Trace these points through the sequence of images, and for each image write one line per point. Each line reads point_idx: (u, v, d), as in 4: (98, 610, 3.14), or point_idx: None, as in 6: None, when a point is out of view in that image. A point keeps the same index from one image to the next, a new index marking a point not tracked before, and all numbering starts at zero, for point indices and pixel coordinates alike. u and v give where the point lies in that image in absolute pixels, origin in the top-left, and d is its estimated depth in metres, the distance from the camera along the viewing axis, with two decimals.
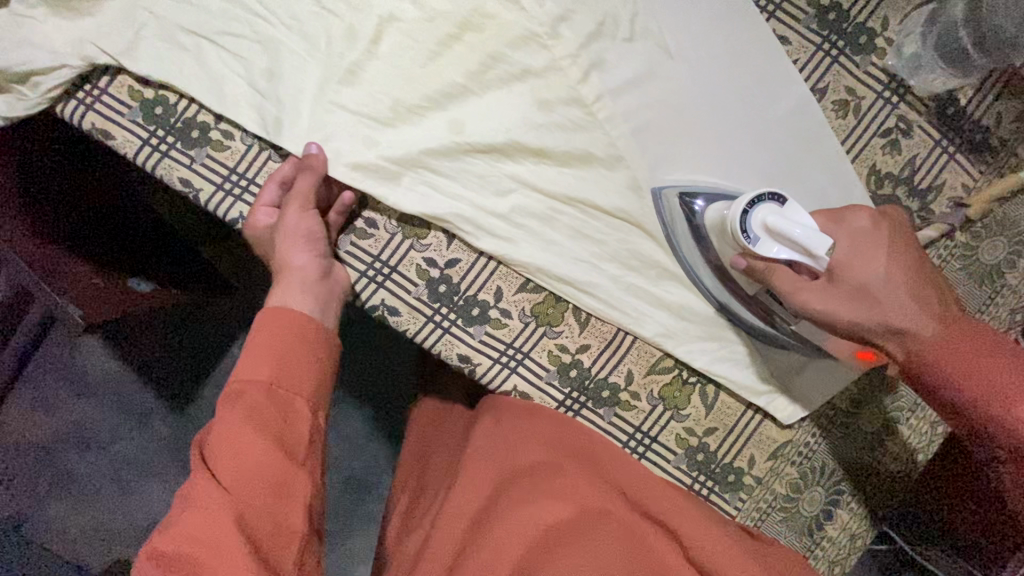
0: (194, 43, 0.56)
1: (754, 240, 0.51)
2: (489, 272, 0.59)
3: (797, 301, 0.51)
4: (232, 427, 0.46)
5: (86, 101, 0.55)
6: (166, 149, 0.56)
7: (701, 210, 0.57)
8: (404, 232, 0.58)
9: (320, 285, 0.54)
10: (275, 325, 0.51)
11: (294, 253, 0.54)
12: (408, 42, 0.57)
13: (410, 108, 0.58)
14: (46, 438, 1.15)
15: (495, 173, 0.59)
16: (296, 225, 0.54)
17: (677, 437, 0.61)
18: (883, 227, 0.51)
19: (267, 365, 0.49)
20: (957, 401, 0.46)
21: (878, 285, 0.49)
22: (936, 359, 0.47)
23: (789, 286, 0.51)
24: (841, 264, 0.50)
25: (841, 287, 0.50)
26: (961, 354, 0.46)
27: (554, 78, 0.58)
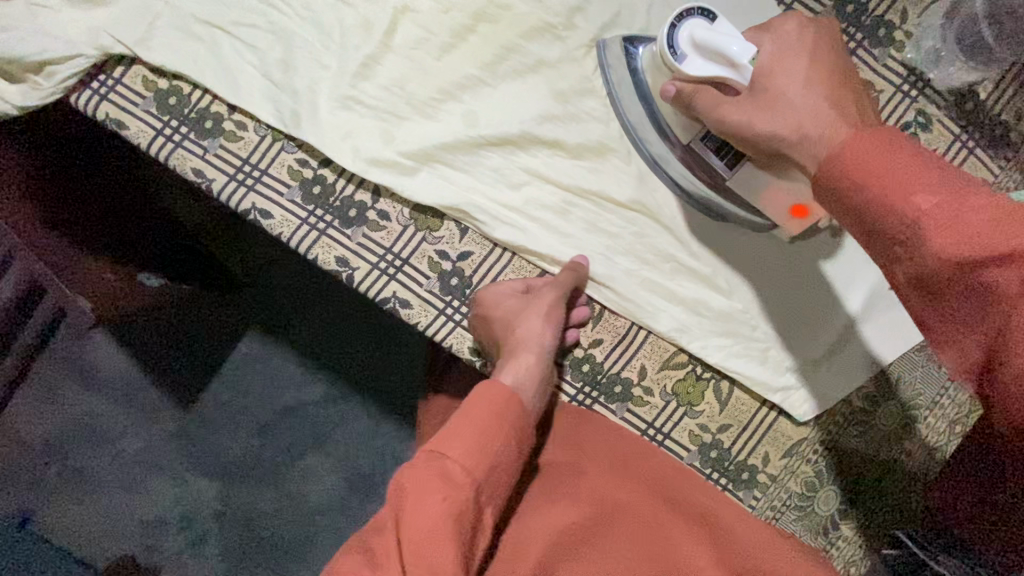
0: (209, 32, 0.56)
1: (679, 56, 0.49)
2: (502, 266, 0.59)
3: (718, 116, 0.48)
4: (430, 523, 0.42)
5: (100, 91, 0.55)
6: (179, 139, 0.56)
7: (643, 52, 0.55)
8: (416, 225, 0.58)
9: (546, 365, 0.55)
10: (484, 402, 0.49)
11: (532, 324, 0.55)
12: (422, 33, 0.57)
13: (423, 100, 0.57)
14: (54, 433, 1.16)
15: (508, 166, 0.58)
16: (551, 308, 0.55)
17: (690, 434, 0.60)
18: (817, 41, 0.47)
19: (479, 454, 0.47)
20: (875, 207, 0.40)
21: (797, 94, 0.45)
22: (842, 146, 0.41)
23: (711, 101, 0.48)
24: (764, 72, 0.47)
25: (762, 97, 0.46)
26: (864, 147, 0.40)
27: (569, 70, 0.58)
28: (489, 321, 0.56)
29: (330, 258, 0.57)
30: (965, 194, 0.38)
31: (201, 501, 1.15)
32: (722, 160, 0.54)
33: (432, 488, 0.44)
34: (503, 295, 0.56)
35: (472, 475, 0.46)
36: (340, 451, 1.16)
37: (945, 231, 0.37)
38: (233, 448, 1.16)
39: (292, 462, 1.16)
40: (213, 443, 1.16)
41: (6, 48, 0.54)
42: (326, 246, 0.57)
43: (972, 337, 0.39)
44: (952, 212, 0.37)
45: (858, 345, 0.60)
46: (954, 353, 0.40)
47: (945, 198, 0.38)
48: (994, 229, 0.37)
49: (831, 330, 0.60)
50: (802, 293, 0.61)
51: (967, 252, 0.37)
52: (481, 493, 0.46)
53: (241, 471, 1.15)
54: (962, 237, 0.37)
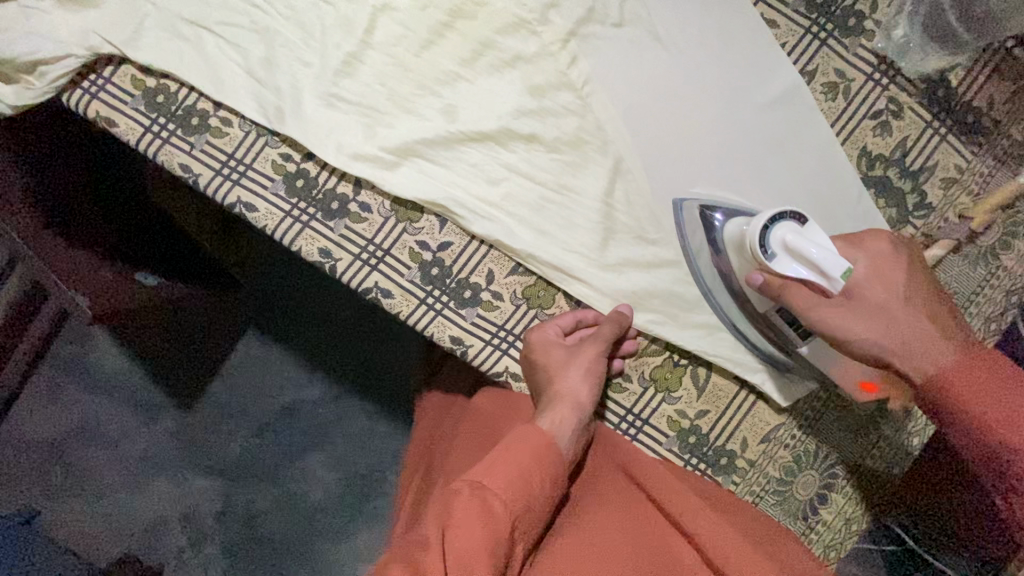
0: (194, 33, 0.58)
1: (770, 257, 0.51)
2: (480, 256, 0.60)
3: (815, 316, 0.51)
4: (472, 548, 0.42)
5: (90, 90, 0.58)
6: (167, 136, 0.58)
7: (724, 226, 0.57)
8: (397, 216, 0.60)
9: (582, 420, 0.55)
10: (525, 441, 0.50)
11: (573, 381, 0.56)
12: (400, 31, 0.59)
13: (403, 96, 0.59)
14: (56, 433, 1.18)
15: (486, 159, 0.60)
16: (595, 361, 0.56)
17: (669, 420, 0.61)
18: (912, 263, 0.51)
19: (515, 491, 0.47)
20: (1004, 444, 0.44)
21: (898, 308, 0.49)
22: (943, 373, 0.47)
23: (805, 302, 0.51)
24: (864, 296, 0.50)
25: (858, 305, 0.50)
26: (967, 375, 0.46)
27: (545, 64, 0.59)
28: (538, 371, 0.57)
29: (314, 249, 0.59)
30: None
31: (200, 498, 1.17)
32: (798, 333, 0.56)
33: (474, 518, 0.43)
34: (556, 346, 0.57)
35: (513, 514, 0.46)
36: (336, 448, 1.17)
37: None
38: (232, 446, 1.17)
39: (289, 460, 1.17)
40: (212, 440, 1.18)
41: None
42: (310, 238, 0.59)
43: None
44: None
45: None
46: None
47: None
48: None
49: None
50: None
51: None
52: (517, 531, 0.46)
53: (239, 468, 1.17)
54: None
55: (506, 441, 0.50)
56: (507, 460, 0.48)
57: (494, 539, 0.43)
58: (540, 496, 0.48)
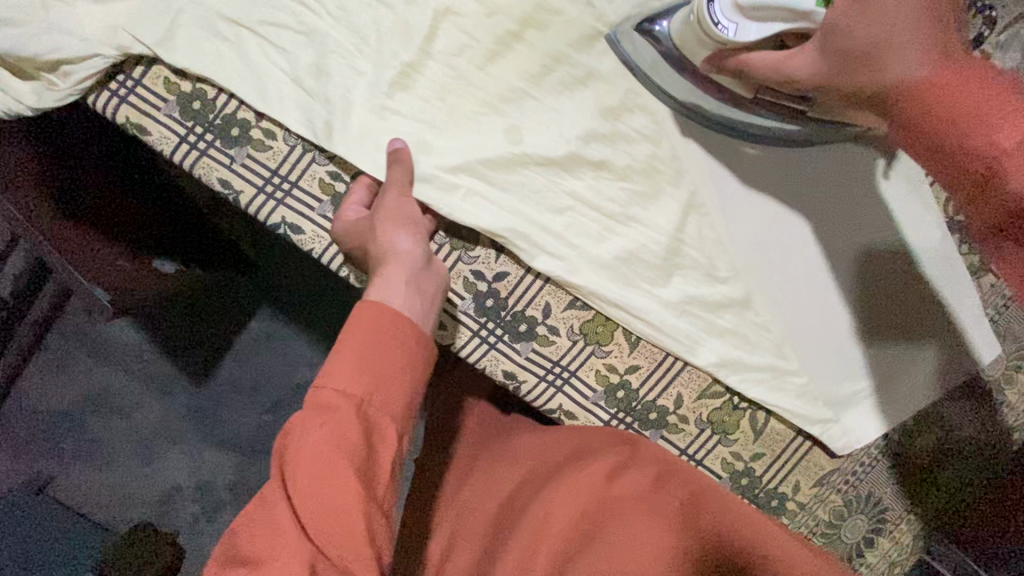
0: (233, 32, 0.52)
1: (727, 28, 0.44)
2: (538, 288, 0.57)
3: (784, 72, 0.43)
4: (319, 451, 0.43)
5: (119, 93, 0.52)
6: (204, 147, 0.53)
7: (670, 25, 0.51)
8: (452, 243, 0.56)
9: (424, 279, 0.51)
10: (368, 322, 0.48)
11: (397, 236, 0.51)
12: (463, 40, 0.53)
13: (462, 112, 0.54)
14: (66, 404, 1.14)
15: (550, 186, 0.55)
16: (398, 207, 0.52)
17: (722, 461, 0.60)
18: (923, 63, 0.34)
19: (360, 380, 0.47)
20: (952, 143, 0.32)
21: (895, 32, 0.36)
22: (931, 81, 0.34)
23: (773, 64, 0.43)
24: (842, 23, 0.38)
25: (846, 64, 0.39)
26: (956, 79, 0.33)
27: (619, 84, 0.54)
28: (356, 251, 0.53)
29: (364, 275, 0.56)
30: None
31: (214, 472, 1.15)
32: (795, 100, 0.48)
33: (313, 421, 0.44)
34: (358, 220, 0.52)
35: (357, 394, 0.46)
36: None
37: None
38: (247, 424, 1.16)
39: None
40: (226, 416, 1.16)
41: (14, 45, 0.49)
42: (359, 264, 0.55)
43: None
44: None
45: (905, 380, 0.60)
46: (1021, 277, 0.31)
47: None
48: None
49: (880, 365, 0.59)
50: (858, 327, 0.58)
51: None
52: (368, 409, 0.46)
53: (257, 448, 1.15)
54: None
55: (343, 330, 0.48)
56: (343, 354, 0.47)
57: (342, 437, 0.44)
58: (394, 382, 0.48)
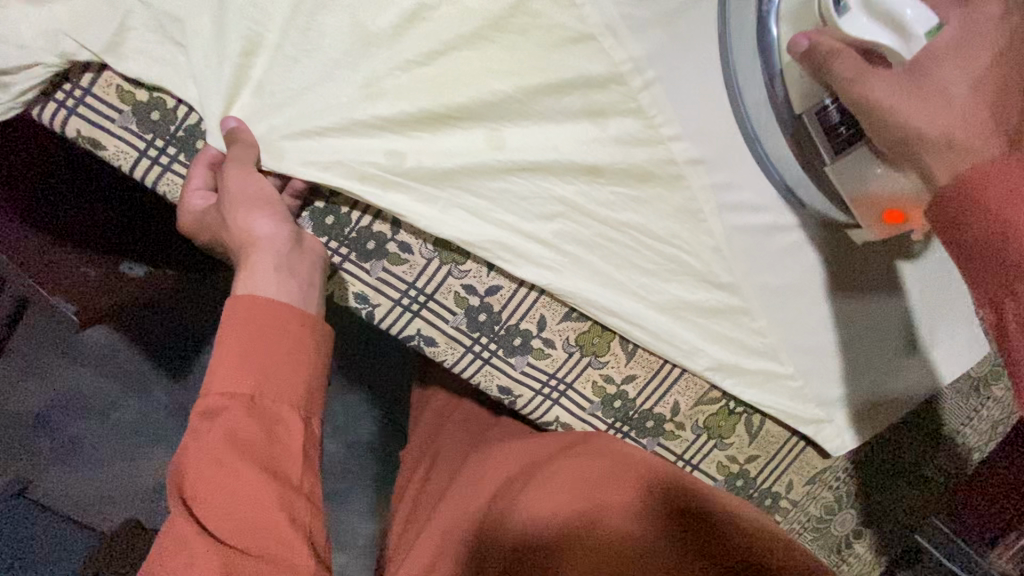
0: (184, 34, 0.47)
1: (843, 10, 0.45)
2: (532, 301, 0.55)
3: (861, 89, 0.44)
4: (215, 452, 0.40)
5: (67, 104, 0.48)
6: (168, 162, 0.50)
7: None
8: (441, 258, 0.53)
9: (298, 263, 0.47)
10: (241, 319, 0.43)
11: (256, 222, 0.46)
12: (437, 42, 0.49)
13: (445, 119, 0.50)
14: (38, 406, 1.05)
15: (540, 196, 0.53)
16: (246, 186, 0.46)
17: (717, 464, 0.60)
18: (992, 144, 0.40)
19: (248, 376, 0.42)
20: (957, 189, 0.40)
21: (959, 92, 0.42)
22: (985, 173, 0.39)
23: (855, 70, 0.44)
24: (937, 53, 0.43)
25: (925, 92, 0.43)
26: (1006, 173, 0.38)
27: (612, 87, 0.51)
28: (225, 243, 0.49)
29: (349, 293, 0.54)
30: None
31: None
32: (830, 144, 0.49)
33: (211, 430, 0.40)
34: (207, 208, 0.48)
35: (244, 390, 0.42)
36: None
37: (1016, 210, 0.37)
38: None
39: None
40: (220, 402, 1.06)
41: None
42: (344, 281, 0.53)
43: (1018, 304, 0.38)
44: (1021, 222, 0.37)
45: (894, 382, 0.62)
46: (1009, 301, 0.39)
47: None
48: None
49: (875, 371, 0.61)
50: (854, 338, 0.59)
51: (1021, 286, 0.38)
52: (261, 398, 0.42)
53: None
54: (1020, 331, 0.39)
55: (218, 337, 0.43)
56: (219, 360, 0.42)
57: (239, 437, 0.40)
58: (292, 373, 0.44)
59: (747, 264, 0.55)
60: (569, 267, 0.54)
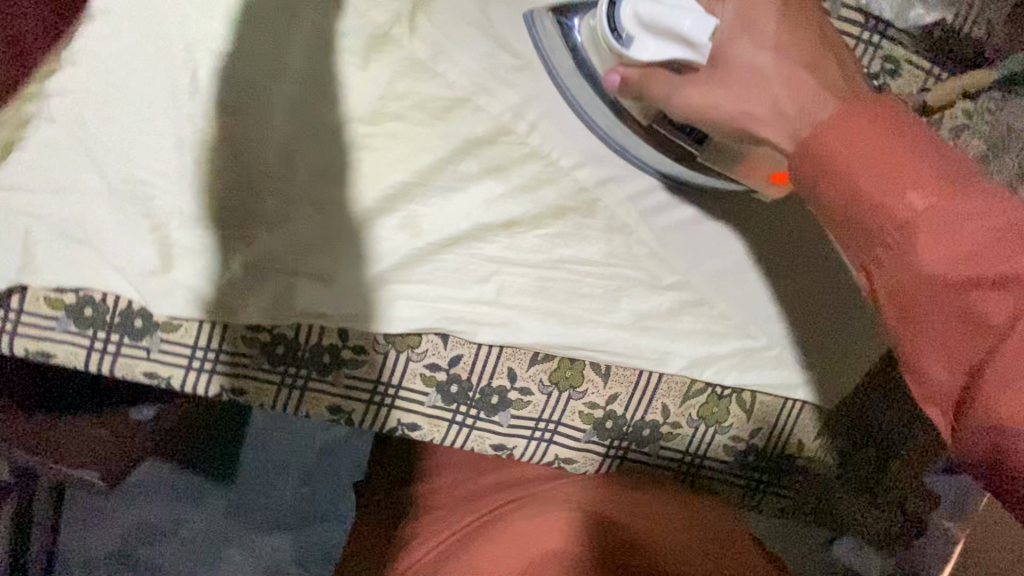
0: (87, 232, 0.48)
1: (626, 42, 0.40)
2: (496, 358, 0.56)
3: (678, 102, 0.40)
4: None
5: (7, 328, 0.50)
6: (115, 348, 0.51)
7: (581, 24, 0.45)
8: (396, 347, 0.54)
9: None
10: None
11: None
12: (321, 172, 0.50)
13: (354, 226, 0.51)
14: None
15: (468, 262, 0.53)
16: None
17: (723, 447, 0.61)
18: (826, 105, 0.35)
19: None
20: (854, 175, 0.33)
21: (765, 62, 0.38)
22: (826, 130, 0.34)
23: (667, 88, 0.40)
24: (723, 48, 0.39)
25: (736, 74, 0.38)
26: (849, 131, 0.33)
27: (500, 141, 0.51)
28: None
29: (322, 409, 0.55)
30: (950, 183, 0.32)
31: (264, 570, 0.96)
32: (689, 138, 0.46)
33: None
34: None
35: None
36: None
37: (889, 173, 0.32)
38: None
39: None
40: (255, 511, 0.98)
41: None
42: (314, 399, 0.55)
43: (975, 348, 0.32)
44: (935, 222, 0.32)
45: (851, 327, 0.59)
46: (951, 354, 0.33)
47: (944, 201, 0.32)
48: (942, 337, 0.34)
49: (825, 319, 0.59)
50: (786, 294, 0.58)
51: (964, 289, 0.32)
52: None
53: None
54: (954, 355, 0.33)
55: None
56: None
57: None
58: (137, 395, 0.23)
59: (688, 258, 0.55)
60: (519, 319, 0.54)
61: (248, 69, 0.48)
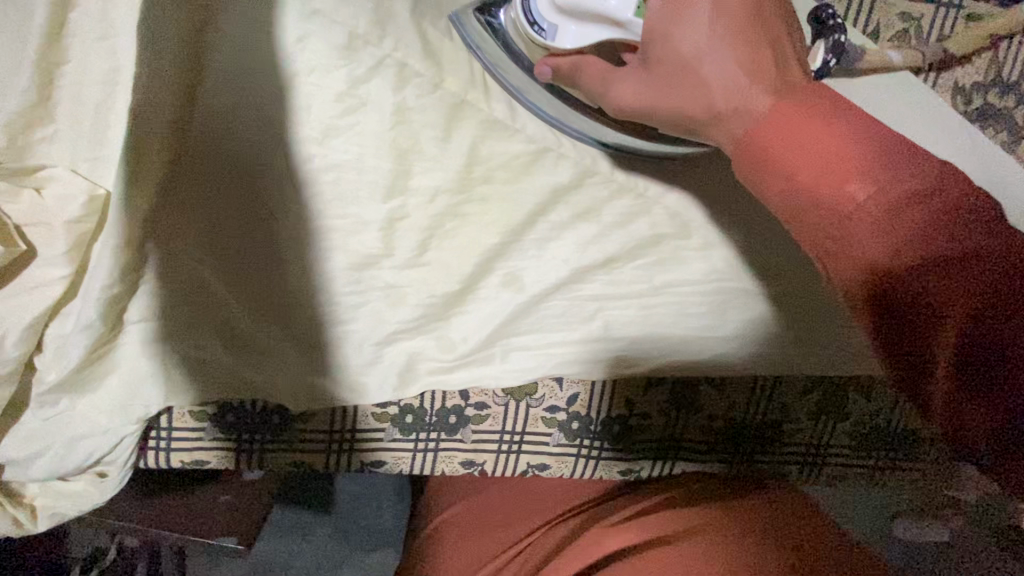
0: (215, 347, 0.51)
1: (550, 31, 0.46)
2: (611, 390, 0.57)
3: (612, 100, 0.44)
4: None
5: (162, 445, 0.54)
6: (259, 446, 0.55)
7: (505, 17, 0.48)
8: (515, 396, 0.56)
9: None
10: None
11: None
12: (254, 213, 0.48)
13: (459, 292, 0.52)
14: None
15: (572, 306, 0.53)
16: None
17: (847, 433, 0.62)
18: (761, 100, 0.38)
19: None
20: (806, 200, 0.36)
21: (712, 70, 0.40)
22: (765, 121, 0.37)
23: (599, 78, 0.45)
24: (660, 41, 0.42)
25: (668, 72, 0.41)
26: (791, 125, 0.36)
27: (586, 183, 0.51)
28: None
29: (455, 463, 0.58)
30: (905, 187, 0.33)
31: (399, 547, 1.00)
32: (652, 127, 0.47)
33: None
34: None
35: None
36: None
37: (824, 198, 0.35)
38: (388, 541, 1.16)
39: None
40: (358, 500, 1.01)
41: (56, 471, 0.51)
42: (447, 458, 0.57)
43: (902, 259, 0.33)
44: (886, 218, 0.33)
45: None
46: (868, 250, 0.34)
47: (877, 183, 0.34)
48: (886, 242, 0.33)
49: None
50: None
51: (890, 256, 0.33)
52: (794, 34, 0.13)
53: None
54: (862, 257, 0.34)
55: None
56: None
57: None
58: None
59: (795, 260, 0.54)
60: (630, 347, 0.55)
61: (204, 144, 0.45)
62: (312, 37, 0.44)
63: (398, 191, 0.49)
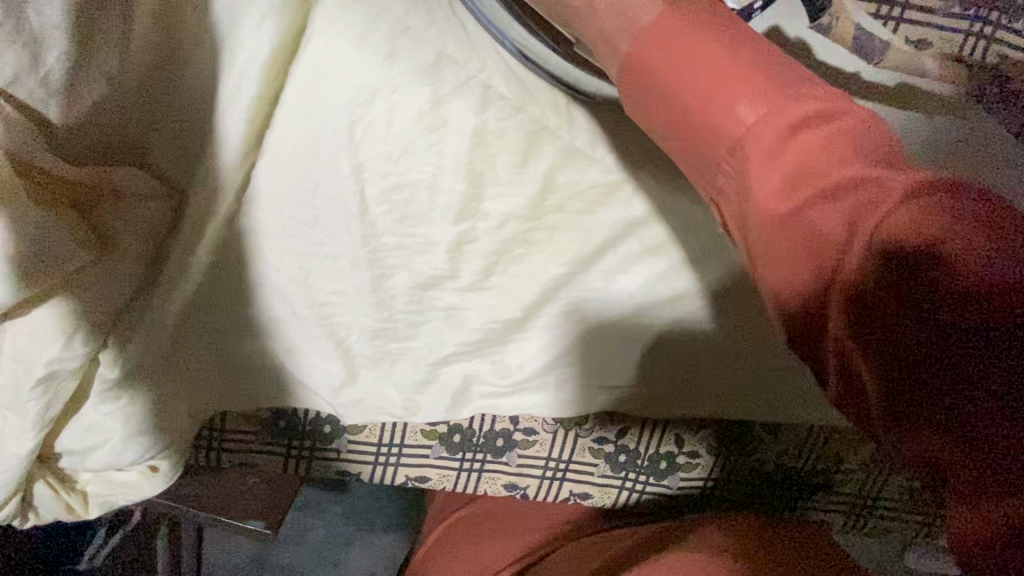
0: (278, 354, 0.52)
1: None
2: (661, 427, 0.57)
3: None
4: None
5: None
6: (311, 452, 0.58)
7: None
8: (564, 426, 0.55)
9: None
10: None
11: None
12: (259, 198, 0.46)
13: (521, 319, 0.51)
14: None
15: (634, 340, 0.52)
16: None
17: (897, 489, 0.61)
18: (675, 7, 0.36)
19: None
20: (694, 136, 0.36)
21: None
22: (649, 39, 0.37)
23: None
24: None
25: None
26: (666, 43, 0.37)
27: (665, 219, 0.48)
28: None
29: (499, 485, 0.58)
30: (788, 102, 0.34)
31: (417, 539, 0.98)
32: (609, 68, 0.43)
33: None
34: None
35: None
36: None
37: (702, 131, 0.35)
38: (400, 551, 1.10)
39: None
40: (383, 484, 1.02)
41: (114, 463, 0.52)
42: (491, 478, 0.57)
43: (790, 195, 0.33)
44: (767, 149, 0.34)
45: None
46: (755, 199, 0.34)
47: (765, 105, 0.34)
48: (773, 177, 0.33)
49: None
50: None
51: (777, 196, 0.33)
52: None
53: None
54: (755, 195, 0.34)
55: None
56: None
57: None
58: None
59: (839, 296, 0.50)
60: (669, 383, 0.54)
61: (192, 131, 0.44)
62: (394, 56, 0.43)
63: (470, 215, 0.48)
